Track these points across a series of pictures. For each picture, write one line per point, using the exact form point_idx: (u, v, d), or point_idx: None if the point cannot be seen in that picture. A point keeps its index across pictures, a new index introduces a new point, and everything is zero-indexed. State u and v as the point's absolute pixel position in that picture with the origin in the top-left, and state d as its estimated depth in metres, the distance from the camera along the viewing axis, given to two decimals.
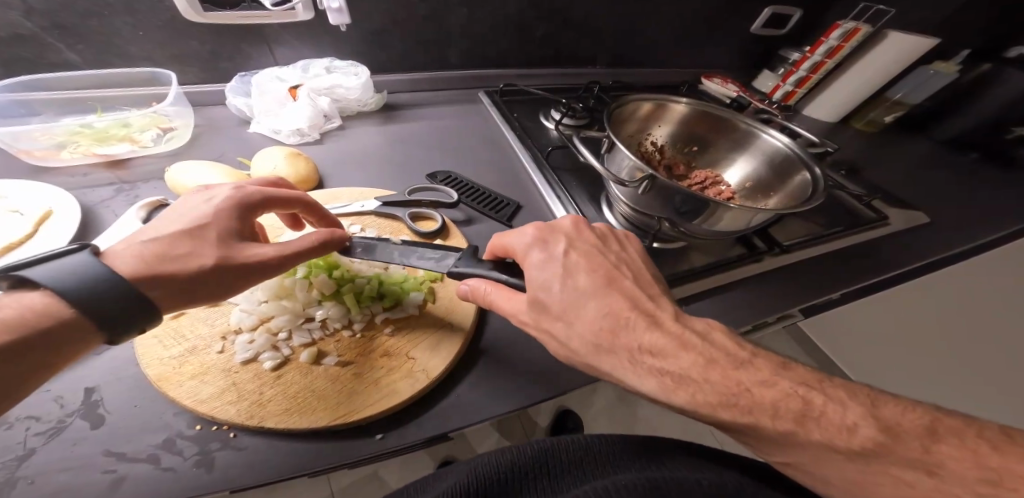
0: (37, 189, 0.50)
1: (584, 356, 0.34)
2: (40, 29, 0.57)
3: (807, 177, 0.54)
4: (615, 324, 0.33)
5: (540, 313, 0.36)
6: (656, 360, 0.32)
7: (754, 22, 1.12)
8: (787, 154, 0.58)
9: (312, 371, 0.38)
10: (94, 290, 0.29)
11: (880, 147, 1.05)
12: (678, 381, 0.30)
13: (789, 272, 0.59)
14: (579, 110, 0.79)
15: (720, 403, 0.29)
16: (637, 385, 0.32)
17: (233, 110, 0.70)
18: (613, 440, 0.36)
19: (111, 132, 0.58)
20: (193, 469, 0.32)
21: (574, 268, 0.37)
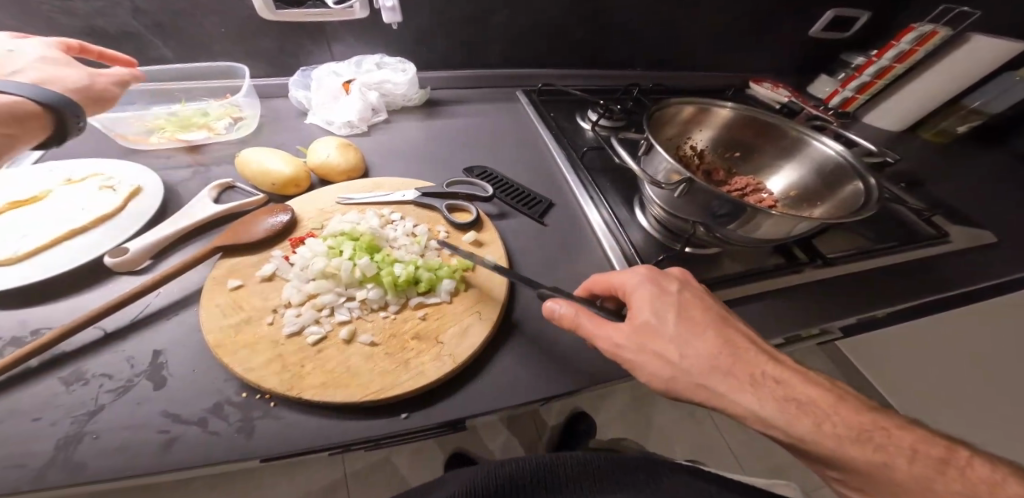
0: (126, 169, 0.57)
1: (699, 377, 0.33)
2: (143, 27, 0.67)
3: (860, 187, 0.51)
4: (736, 352, 0.34)
5: (653, 335, 0.35)
6: (780, 388, 0.32)
7: (814, 25, 1.06)
8: (839, 162, 0.55)
9: (347, 348, 0.41)
10: None
11: (952, 161, 0.96)
12: (802, 409, 0.31)
13: (829, 287, 0.56)
14: (616, 112, 0.79)
15: (846, 437, 0.30)
16: (755, 408, 0.31)
17: (294, 103, 0.75)
18: (614, 459, 0.41)
19: (193, 121, 0.66)
20: (235, 434, 0.35)
21: (688, 301, 0.37)
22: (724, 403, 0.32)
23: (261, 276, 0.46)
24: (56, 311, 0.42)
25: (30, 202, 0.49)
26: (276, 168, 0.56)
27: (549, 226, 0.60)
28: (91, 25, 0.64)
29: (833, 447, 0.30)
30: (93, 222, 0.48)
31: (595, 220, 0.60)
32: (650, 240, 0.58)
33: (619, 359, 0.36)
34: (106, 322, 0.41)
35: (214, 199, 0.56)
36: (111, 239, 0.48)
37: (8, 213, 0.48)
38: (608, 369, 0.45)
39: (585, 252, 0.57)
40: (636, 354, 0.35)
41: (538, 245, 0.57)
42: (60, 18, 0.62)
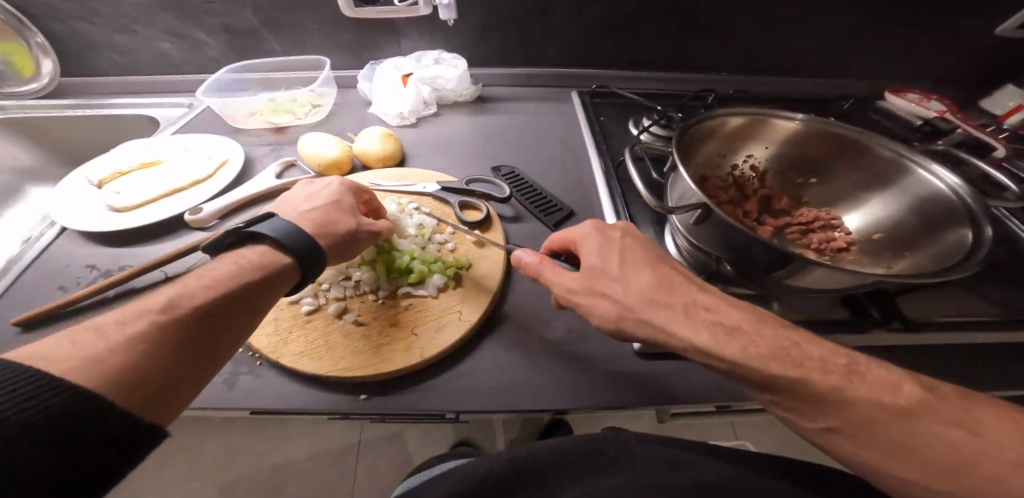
0: (223, 143, 0.68)
1: (638, 312, 0.34)
2: (261, 25, 0.81)
3: (968, 237, 0.38)
4: (670, 287, 0.35)
5: (597, 275, 0.36)
6: (709, 315, 0.33)
7: (1002, 23, 0.81)
8: (949, 202, 0.42)
9: (332, 324, 0.45)
10: (297, 242, 0.40)
11: None
12: (730, 334, 0.31)
13: (904, 361, 0.44)
14: (673, 120, 0.71)
15: (770, 355, 0.30)
16: (692, 338, 0.32)
17: (362, 93, 0.83)
18: (595, 441, 0.36)
19: (283, 105, 0.77)
20: (221, 385, 0.41)
21: (631, 244, 0.39)
22: (664, 334, 0.33)
23: None
24: (141, 251, 0.53)
25: (153, 165, 0.63)
26: (325, 153, 0.63)
27: None
28: (226, 23, 0.80)
29: (760, 366, 0.29)
30: (190, 183, 0.60)
31: None
32: None
33: (570, 304, 0.37)
34: (169, 267, 0.50)
35: (278, 174, 0.65)
36: (196, 199, 0.59)
37: (135, 172, 0.62)
38: (577, 397, 0.42)
39: None
40: (585, 297, 0.36)
41: None
42: (206, 17, 0.79)
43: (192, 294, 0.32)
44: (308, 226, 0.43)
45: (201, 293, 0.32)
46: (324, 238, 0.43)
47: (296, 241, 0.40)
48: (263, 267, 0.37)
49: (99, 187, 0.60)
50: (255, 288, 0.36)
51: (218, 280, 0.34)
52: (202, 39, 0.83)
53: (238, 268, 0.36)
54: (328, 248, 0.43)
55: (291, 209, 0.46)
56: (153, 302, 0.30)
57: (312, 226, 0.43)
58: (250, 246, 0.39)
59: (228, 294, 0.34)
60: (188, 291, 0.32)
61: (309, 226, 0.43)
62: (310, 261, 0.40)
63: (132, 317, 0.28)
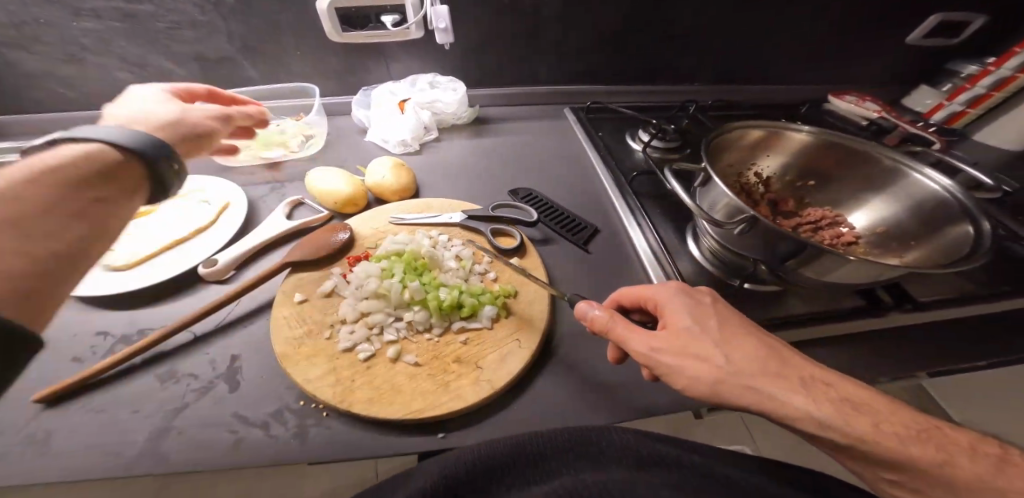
0: (218, 185, 0.64)
1: (745, 378, 0.32)
2: (237, 51, 0.74)
3: (968, 231, 0.45)
4: (780, 357, 0.34)
5: (693, 338, 0.35)
6: (831, 391, 0.32)
7: (912, 31, 0.95)
8: (943, 200, 0.49)
9: (394, 367, 0.45)
10: (125, 135, 0.34)
11: None
12: (857, 410, 0.31)
13: (907, 338, 0.51)
14: (670, 132, 0.76)
15: (906, 436, 0.30)
16: (813, 411, 0.30)
17: (356, 121, 0.81)
18: (579, 430, 0.37)
19: (271, 139, 0.72)
20: (292, 439, 0.39)
21: (723, 311, 0.38)
22: (779, 405, 0.31)
23: (323, 292, 0.50)
24: (155, 311, 0.48)
25: (144, 214, 0.57)
26: (337, 188, 0.61)
27: (592, 254, 0.59)
28: (196, 50, 0.73)
29: (896, 447, 0.29)
30: (193, 232, 0.56)
31: (642, 249, 0.59)
32: (701, 273, 0.56)
33: (655, 364, 0.36)
34: (197, 325, 0.46)
35: (287, 215, 0.61)
36: (204, 249, 0.54)
37: None
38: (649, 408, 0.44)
39: (629, 281, 0.56)
40: (676, 357, 0.35)
41: (581, 271, 0.57)
42: (173, 44, 0.72)
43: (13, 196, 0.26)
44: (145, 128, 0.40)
45: (36, 200, 0.27)
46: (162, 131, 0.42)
47: (153, 148, 0.35)
48: (105, 172, 0.32)
49: None
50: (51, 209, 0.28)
51: (47, 168, 0.29)
52: (167, 68, 0.75)
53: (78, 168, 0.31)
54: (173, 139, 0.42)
55: (128, 113, 0.42)
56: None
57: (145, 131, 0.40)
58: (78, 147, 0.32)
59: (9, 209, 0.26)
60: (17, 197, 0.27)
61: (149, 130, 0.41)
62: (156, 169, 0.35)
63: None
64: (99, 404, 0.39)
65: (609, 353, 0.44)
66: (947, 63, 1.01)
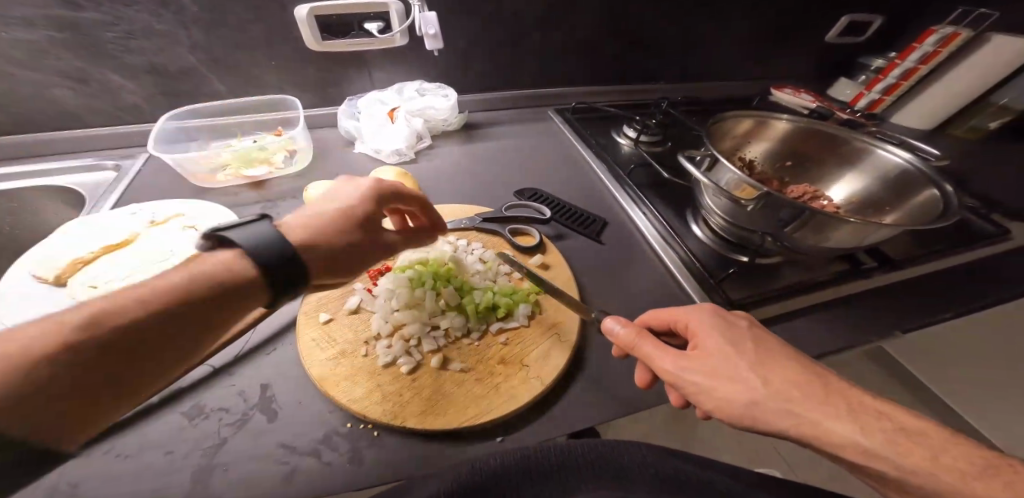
0: (203, 209, 0.59)
1: (783, 402, 0.34)
2: (201, 64, 0.67)
3: (937, 193, 0.52)
4: (827, 384, 0.35)
5: (727, 362, 0.37)
6: (889, 424, 0.33)
7: (829, 30, 1.03)
8: (909, 170, 0.57)
9: (441, 376, 0.44)
10: (261, 243, 0.34)
11: (994, 153, 0.94)
12: (914, 440, 0.32)
13: (885, 296, 0.58)
14: (653, 127, 0.81)
15: (969, 473, 0.30)
16: (860, 440, 0.32)
17: (341, 132, 0.77)
18: (607, 446, 0.35)
19: (253, 156, 0.66)
20: (347, 464, 0.38)
21: (762, 336, 0.40)
22: (819, 431, 0.33)
23: (348, 309, 0.49)
24: None
25: (123, 246, 0.52)
26: None
27: (607, 245, 0.62)
28: (153, 62, 0.65)
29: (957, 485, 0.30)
30: (184, 261, 0.51)
31: (651, 235, 0.62)
32: (709, 251, 0.60)
33: (684, 384, 0.38)
34: (213, 358, 0.44)
35: None
36: None
37: (101, 258, 0.51)
38: None
39: (646, 267, 0.59)
40: (706, 378, 0.37)
41: (601, 262, 0.59)
42: (125, 56, 0.63)
43: (108, 305, 0.28)
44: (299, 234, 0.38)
45: (134, 307, 0.29)
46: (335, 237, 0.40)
47: (254, 237, 0.35)
48: (218, 272, 0.33)
49: (55, 284, 0.48)
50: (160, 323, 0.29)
51: (147, 292, 0.30)
52: (116, 82, 0.65)
53: (196, 274, 0.32)
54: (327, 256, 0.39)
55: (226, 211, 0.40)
56: (66, 318, 0.27)
57: (320, 228, 0.39)
58: (214, 248, 0.34)
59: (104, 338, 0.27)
60: (126, 301, 0.29)
61: (303, 234, 0.38)
62: (290, 261, 0.35)
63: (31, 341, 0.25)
64: (123, 448, 0.36)
65: (638, 376, 0.44)
66: (856, 58, 1.12)
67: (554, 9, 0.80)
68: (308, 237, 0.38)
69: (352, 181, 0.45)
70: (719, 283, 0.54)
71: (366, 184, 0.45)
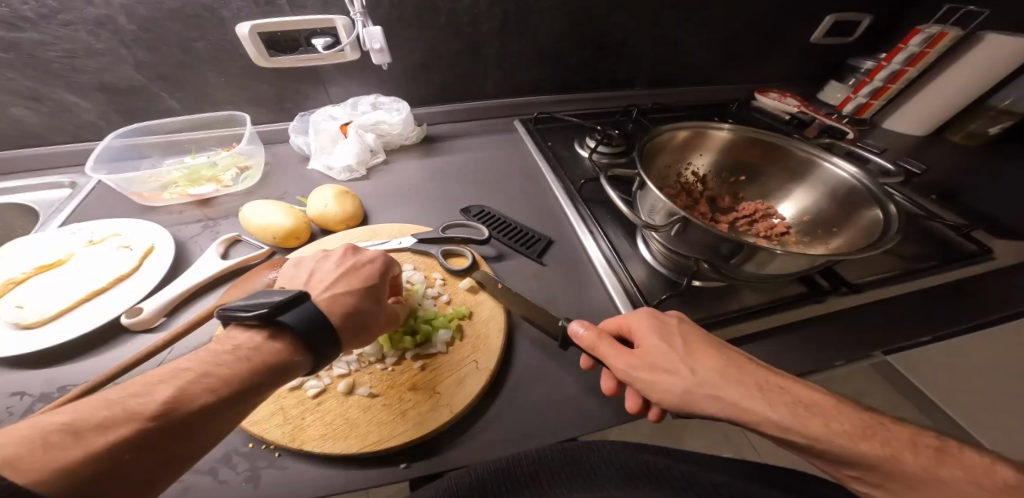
0: (144, 228, 0.59)
1: (713, 389, 0.35)
2: (150, 81, 0.68)
3: (879, 215, 0.50)
4: (740, 366, 0.37)
5: (665, 356, 0.38)
6: (788, 394, 0.35)
7: (813, 31, 0.98)
8: (854, 186, 0.55)
9: (346, 401, 0.43)
10: (317, 328, 0.37)
11: (994, 159, 0.88)
12: (810, 410, 0.34)
13: (847, 322, 0.53)
14: (614, 137, 0.78)
15: (855, 434, 0.33)
16: (770, 414, 0.33)
17: (296, 148, 0.77)
18: (575, 447, 0.39)
19: (201, 174, 0.66)
20: (244, 483, 0.37)
21: (689, 328, 0.41)
22: (740, 412, 0.34)
23: None
24: (80, 369, 0.45)
25: (55, 266, 0.53)
26: (274, 222, 0.57)
27: (547, 265, 0.59)
28: (100, 81, 0.66)
29: (849, 444, 0.32)
30: (112, 282, 0.52)
31: (594, 253, 0.60)
32: (654, 275, 0.57)
33: (631, 379, 0.38)
34: None
35: (223, 254, 0.57)
36: (125, 299, 0.50)
37: (33, 278, 0.52)
38: (612, 413, 0.45)
39: (585, 288, 0.57)
40: (650, 372, 0.38)
41: (538, 283, 0.57)
42: (72, 75, 0.64)
43: (171, 389, 0.30)
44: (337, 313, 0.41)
45: (198, 395, 0.31)
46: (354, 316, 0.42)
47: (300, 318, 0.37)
48: (265, 360, 0.35)
49: None
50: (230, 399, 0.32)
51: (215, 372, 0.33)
52: (68, 101, 0.66)
53: (249, 363, 0.34)
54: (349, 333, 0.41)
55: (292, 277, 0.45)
56: (140, 406, 0.29)
57: (342, 308, 0.42)
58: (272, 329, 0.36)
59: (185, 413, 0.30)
60: (188, 387, 0.31)
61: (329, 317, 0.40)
62: (328, 344, 0.38)
63: (110, 424, 0.27)
64: None
65: (604, 384, 0.43)
66: (846, 59, 1.06)
67: (509, 18, 0.77)
68: (336, 321, 0.41)
69: (343, 254, 0.47)
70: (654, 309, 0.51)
71: (356, 260, 0.47)
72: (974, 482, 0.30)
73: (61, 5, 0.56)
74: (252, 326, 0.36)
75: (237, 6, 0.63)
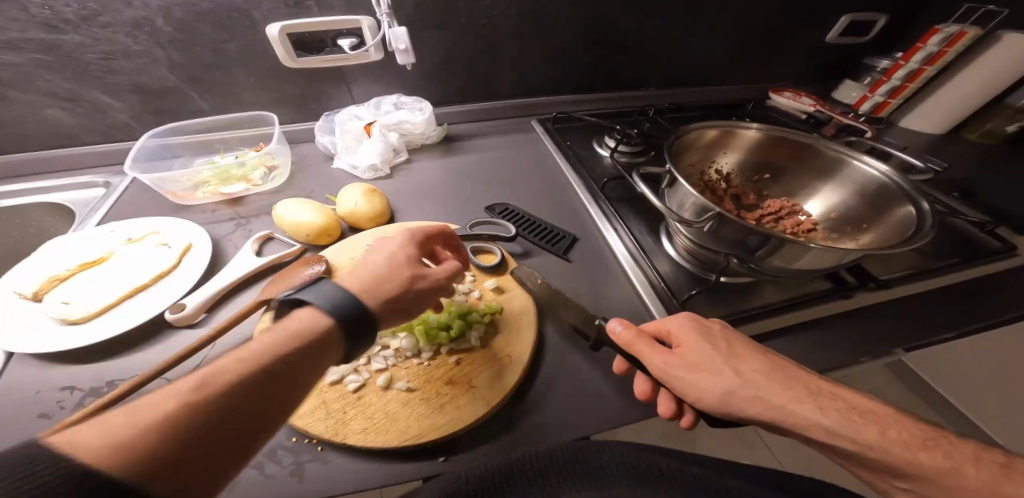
0: (179, 227, 0.61)
1: (757, 390, 0.36)
2: (181, 82, 0.69)
3: (911, 212, 0.51)
4: (787, 371, 0.38)
5: (707, 357, 0.39)
6: (839, 401, 0.35)
7: (829, 30, 0.99)
8: (885, 183, 0.56)
9: (386, 395, 0.44)
10: (334, 302, 0.37)
11: (1012, 157, 0.88)
12: (865, 418, 0.34)
13: (871, 319, 0.54)
14: (634, 137, 0.79)
15: (914, 444, 0.33)
16: (820, 419, 0.34)
17: (320, 148, 0.79)
18: (580, 448, 0.39)
19: (232, 173, 0.68)
20: (289, 477, 0.39)
21: (730, 332, 0.42)
22: (784, 414, 0.35)
23: None
24: (126, 363, 0.46)
25: (98, 263, 0.55)
26: (307, 219, 0.59)
27: (574, 262, 0.60)
28: (135, 82, 0.67)
29: (906, 455, 0.32)
30: (154, 278, 0.53)
31: (620, 250, 0.61)
32: (680, 271, 0.58)
33: (668, 378, 0.39)
34: (172, 372, 0.45)
35: (257, 251, 0.59)
36: (167, 296, 0.52)
37: (77, 275, 0.53)
38: (643, 409, 0.46)
39: (612, 284, 0.58)
40: (691, 371, 0.39)
41: (566, 280, 0.58)
42: (108, 77, 0.65)
43: (259, 346, 0.32)
44: (358, 286, 0.40)
45: (244, 365, 0.31)
46: (377, 293, 0.41)
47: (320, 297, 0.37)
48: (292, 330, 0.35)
49: (35, 300, 0.50)
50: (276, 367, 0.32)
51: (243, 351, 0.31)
52: (103, 102, 0.68)
53: (274, 340, 0.33)
54: (376, 306, 0.40)
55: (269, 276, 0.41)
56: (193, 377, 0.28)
57: (362, 285, 0.41)
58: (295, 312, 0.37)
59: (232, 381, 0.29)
60: (232, 360, 0.31)
61: (359, 283, 0.41)
62: (356, 319, 0.37)
63: (168, 395, 0.27)
64: None
65: (638, 387, 0.44)
66: (861, 58, 1.07)
67: (529, 18, 0.78)
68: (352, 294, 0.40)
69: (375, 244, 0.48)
70: (683, 304, 0.52)
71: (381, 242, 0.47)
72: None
73: (101, 8, 0.58)
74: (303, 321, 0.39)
75: (268, 8, 0.64)
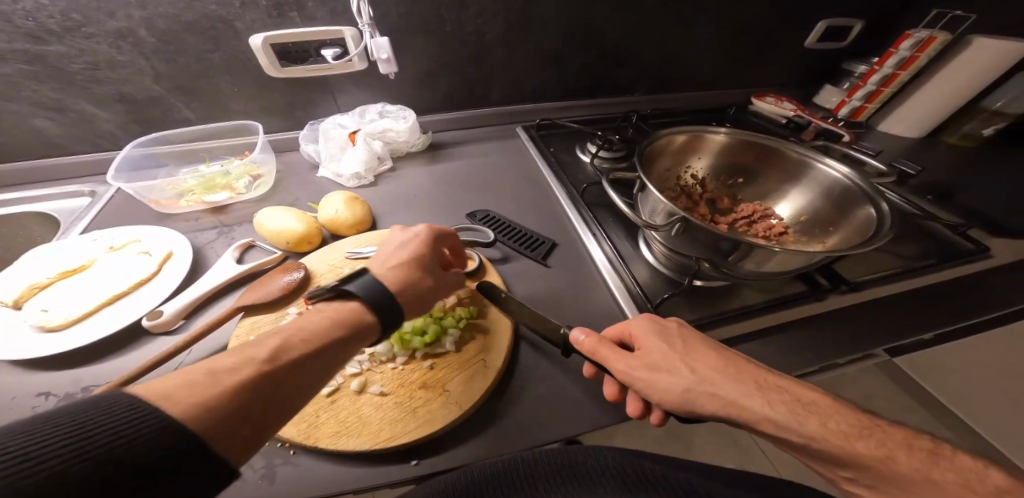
0: (162, 236, 0.61)
1: (712, 386, 0.37)
2: (166, 91, 0.70)
3: (873, 212, 0.52)
4: (733, 363, 0.39)
5: (665, 357, 0.40)
6: (785, 394, 0.36)
7: (808, 36, 1.00)
8: (848, 185, 0.57)
9: (358, 399, 0.45)
10: (376, 296, 0.42)
11: (990, 160, 0.89)
12: (809, 410, 0.35)
13: (845, 319, 0.55)
14: (615, 142, 0.80)
15: (853, 434, 0.34)
16: (768, 412, 0.35)
17: (306, 156, 0.80)
18: (571, 455, 0.40)
19: (216, 182, 0.69)
20: (261, 481, 0.39)
21: (688, 332, 0.43)
22: (741, 409, 0.36)
23: None
24: (101, 368, 0.47)
25: (78, 271, 0.55)
26: (289, 227, 0.60)
27: (552, 267, 0.61)
28: (121, 92, 0.68)
29: (843, 444, 0.33)
30: (132, 286, 0.54)
31: (597, 255, 0.61)
32: (657, 276, 0.59)
33: (630, 380, 0.40)
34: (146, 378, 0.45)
35: (237, 259, 0.60)
36: (146, 303, 0.52)
37: (57, 283, 0.54)
38: (616, 412, 0.46)
39: (591, 290, 0.58)
40: (650, 373, 0.39)
41: (543, 286, 0.58)
42: (94, 87, 0.66)
43: (314, 323, 0.39)
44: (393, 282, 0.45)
45: (296, 345, 0.36)
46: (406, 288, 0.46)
47: (362, 289, 0.42)
48: (341, 318, 0.41)
49: (14, 308, 0.51)
50: (326, 354, 0.38)
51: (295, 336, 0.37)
52: (91, 112, 0.69)
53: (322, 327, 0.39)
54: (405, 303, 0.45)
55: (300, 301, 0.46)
56: (256, 352, 0.35)
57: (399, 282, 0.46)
58: (343, 301, 0.42)
59: (294, 355, 0.36)
60: (287, 339, 0.37)
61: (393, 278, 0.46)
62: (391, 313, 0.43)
63: (236, 367, 0.33)
64: None
65: (608, 390, 0.44)
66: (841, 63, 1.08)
67: (510, 27, 0.80)
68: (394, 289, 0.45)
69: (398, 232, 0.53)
70: (657, 307, 0.53)
71: (409, 233, 0.52)
72: (963, 484, 0.31)
73: (85, 19, 0.59)
74: (329, 297, 0.43)
75: (251, 19, 0.66)
